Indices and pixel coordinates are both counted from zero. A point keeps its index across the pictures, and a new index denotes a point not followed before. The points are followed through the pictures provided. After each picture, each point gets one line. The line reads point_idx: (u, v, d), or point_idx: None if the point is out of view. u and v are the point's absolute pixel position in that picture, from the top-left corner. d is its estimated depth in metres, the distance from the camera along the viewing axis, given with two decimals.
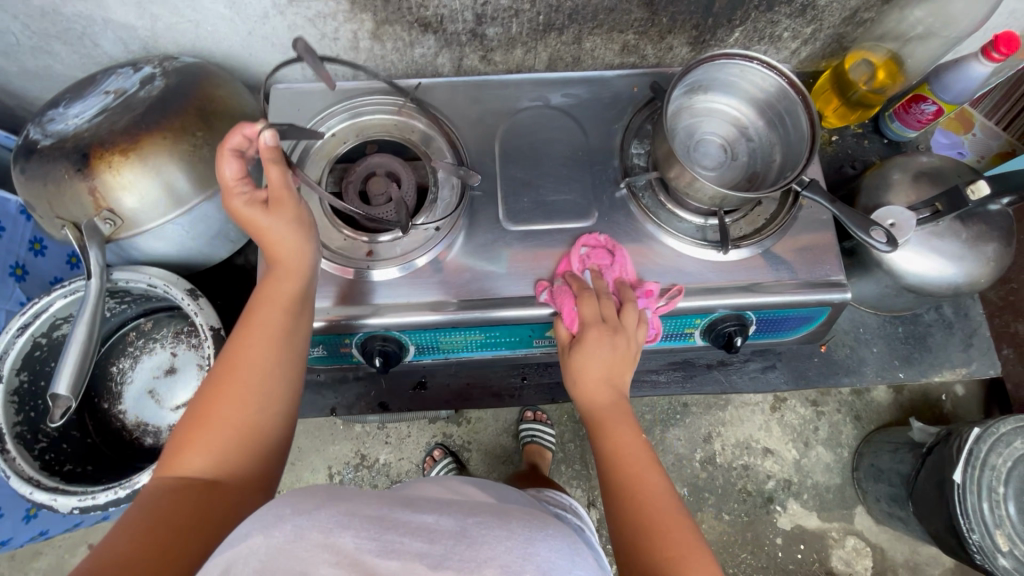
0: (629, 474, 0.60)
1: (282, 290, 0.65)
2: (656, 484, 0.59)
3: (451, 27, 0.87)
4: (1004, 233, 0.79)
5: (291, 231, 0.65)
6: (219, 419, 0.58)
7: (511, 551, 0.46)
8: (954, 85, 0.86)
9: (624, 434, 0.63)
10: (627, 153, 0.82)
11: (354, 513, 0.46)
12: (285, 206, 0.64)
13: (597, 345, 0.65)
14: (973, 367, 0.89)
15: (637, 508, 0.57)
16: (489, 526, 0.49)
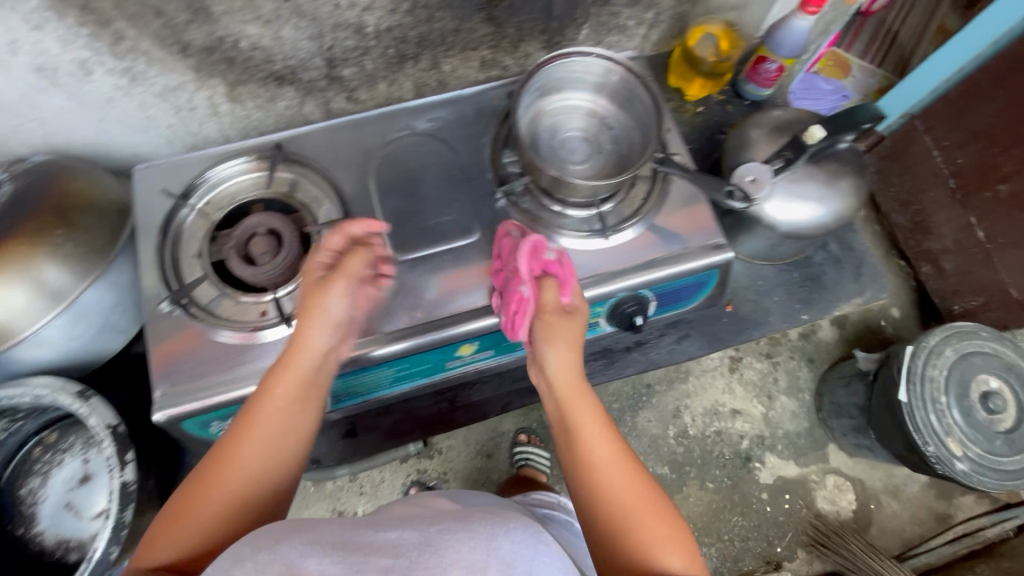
0: (598, 447, 0.62)
1: (303, 371, 0.64)
2: (626, 467, 0.61)
3: (306, 76, 0.88)
4: (856, 168, 0.85)
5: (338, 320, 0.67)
6: (206, 503, 0.55)
7: (474, 550, 0.47)
8: (786, 41, 0.92)
9: (593, 410, 0.64)
10: (499, 162, 0.84)
11: (317, 543, 0.48)
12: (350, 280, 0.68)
13: (555, 328, 0.68)
14: (867, 293, 0.95)
15: (608, 484, 0.60)
16: (452, 531, 0.51)
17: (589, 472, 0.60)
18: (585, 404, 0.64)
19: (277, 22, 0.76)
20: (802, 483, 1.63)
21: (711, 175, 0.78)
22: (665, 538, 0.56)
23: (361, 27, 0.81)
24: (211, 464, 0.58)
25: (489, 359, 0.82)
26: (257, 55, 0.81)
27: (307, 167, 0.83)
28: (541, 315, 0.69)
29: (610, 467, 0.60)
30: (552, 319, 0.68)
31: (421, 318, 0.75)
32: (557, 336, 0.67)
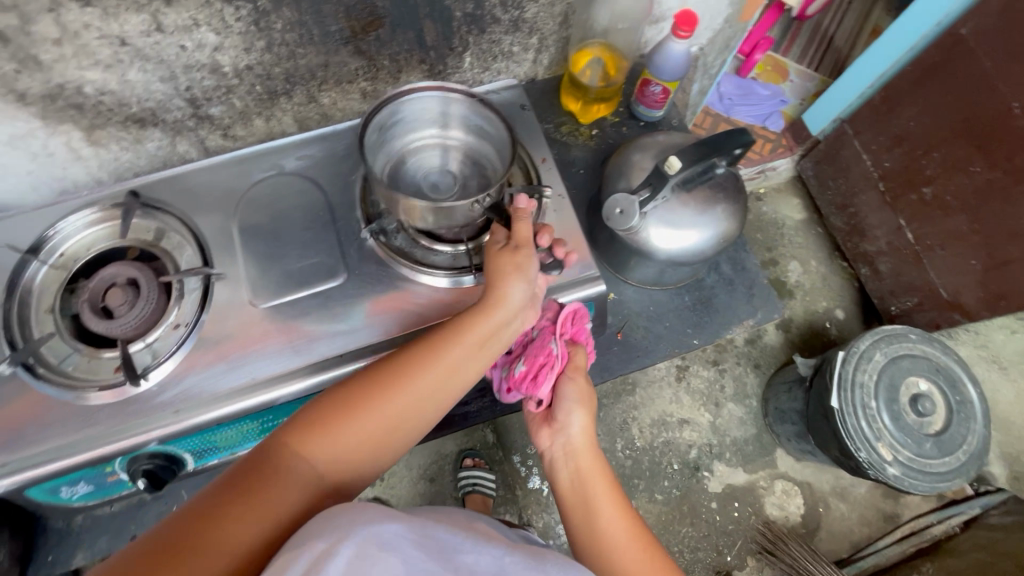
0: (622, 526, 0.69)
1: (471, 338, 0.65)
2: (637, 534, 0.68)
3: (169, 117, 0.85)
4: (732, 192, 0.85)
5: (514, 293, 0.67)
6: (264, 506, 0.50)
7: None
8: (665, 64, 0.91)
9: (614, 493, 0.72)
10: (369, 200, 0.82)
11: (400, 537, 0.47)
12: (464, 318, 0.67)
13: (566, 390, 0.77)
14: (759, 314, 0.94)
15: (632, 556, 0.66)
16: (524, 564, 0.53)
17: (606, 549, 0.67)
18: (598, 478, 0.73)
19: (120, 66, 0.74)
20: (751, 490, 1.62)
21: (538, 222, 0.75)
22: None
23: (217, 67, 0.79)
24: (214, 506, 0.49)
25: None
26: (107, 99, 0.78)
27: (170, 214, 0.81)
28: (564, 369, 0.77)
29: (625, 539, 0.68)
30: (562, 380, 0.78)
31: (282, 370, 0.74)
32: (581, 402, 0.77)
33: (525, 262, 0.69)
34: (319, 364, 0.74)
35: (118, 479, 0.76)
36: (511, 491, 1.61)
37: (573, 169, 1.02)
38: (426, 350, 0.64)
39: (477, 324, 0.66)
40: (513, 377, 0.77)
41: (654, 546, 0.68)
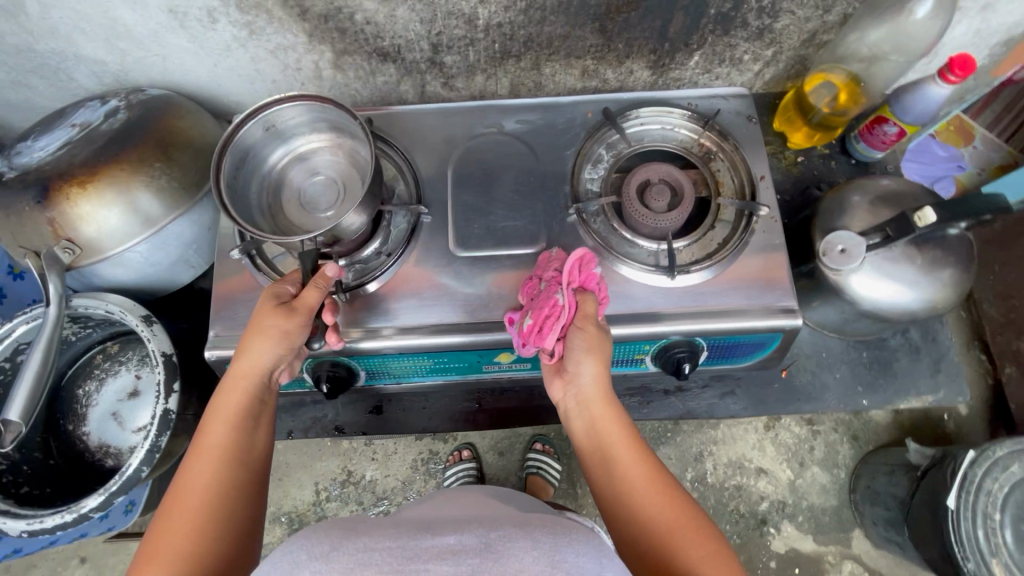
0: (630, 482, 0.60)
1: (239, 390, 0.66)
2: (657, 481, 0.60)
3: (409, 56, 0.89)
4: (962, 259, 0.78)
5: (262, 349, 0.66)
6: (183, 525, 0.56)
7: (539, 561, 0.45)
8: (914, 107, 0.85)
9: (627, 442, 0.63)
10: (580, 178, 0.83)
11: (373, 548, 0.46)
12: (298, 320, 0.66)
13: (578, 348, 0.66)
14: (941, 393, 0.87)
15: (645, 514, 0.58)
16: (513, 537, 0.48)
17: (624, 489, 0.60)
18: (613, 425, 0.64)
19: (394, 2, 0.77)
20: (816, 562, 1.64)
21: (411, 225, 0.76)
22: (706, 561, 0.53)
23: (472, 19, 0.81)
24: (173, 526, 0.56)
25: (526, 371, 0.82)
26: (368, 29, 0.82)
27: (393, 148, 0.85)
28: (576, 325, 0.67)
29: (641, 488, 0.60)
30: (574, 334, 0.66)
31: (470, 318, 0.76)
32: (592, 351, 0.66)
33: (293, 329, 0.66)
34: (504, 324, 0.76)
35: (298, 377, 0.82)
36: (576, 488, 1.62)
37: None
38: (226, 389, 0.66)
39: (232, 397, 0.65)
40: (520, 332, 0.68)
41: (676, 491, 0.60)
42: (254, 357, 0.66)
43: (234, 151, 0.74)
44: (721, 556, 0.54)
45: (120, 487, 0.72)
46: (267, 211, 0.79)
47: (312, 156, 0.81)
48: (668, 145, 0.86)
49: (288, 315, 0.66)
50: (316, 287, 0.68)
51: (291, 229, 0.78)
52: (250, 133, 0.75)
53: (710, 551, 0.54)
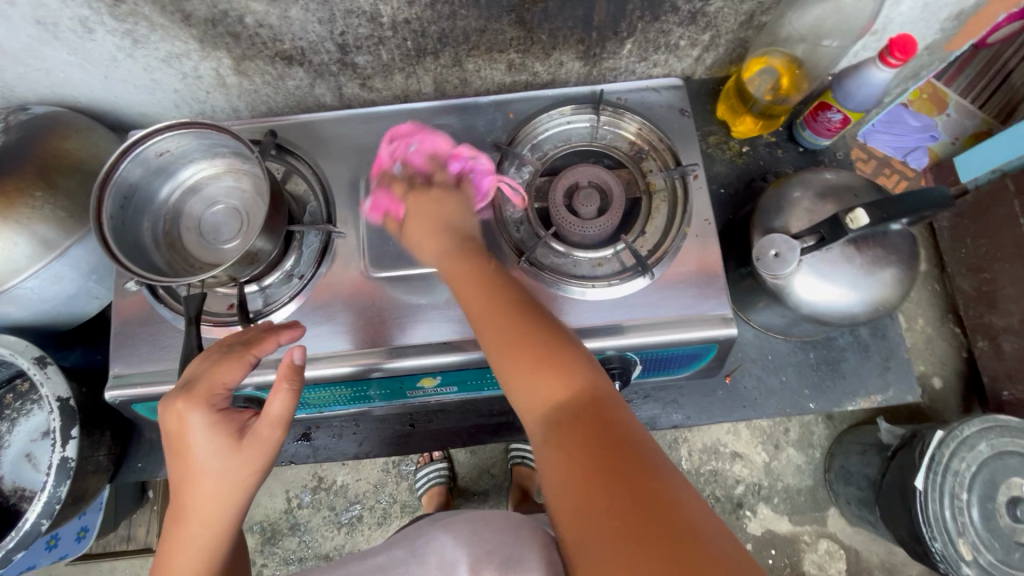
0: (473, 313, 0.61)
1: (202, 542, 0.54)
2: (499, 317, 0.58)
3: (316, 59, 0.82)
4: (904, 256, 0.74)
5: (230, 491, 0.54)
6: None
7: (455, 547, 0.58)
8: (857, 92, 0.79)
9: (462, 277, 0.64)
10: (502, 183, 0.79)
11: None
12: (260, 439, 0.55)
13: (419, 203, 0.70)
14: (891, 392, 0.84)
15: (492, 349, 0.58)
16: (432, 543, 0.61)
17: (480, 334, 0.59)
18: (456, 271, 0.64)
19: (285, 3, 0.70)
20: (792, 541, 1.71)
21: (314, 243, 0.72)
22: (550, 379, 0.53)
23: (375, 16, 0.75)
24: None
25: (452, 394, 0.78)
26: (263, 32, 0.76)
27: (299, 159, 0.81)
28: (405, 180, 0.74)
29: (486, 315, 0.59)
30: (415, 196, 0.71)
31: (385, 345, 0.72)
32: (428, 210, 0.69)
33: (255, 448, 0.55)
34: (423, 349, 0.71)
35: None
36: None
37: (712, 186, 0.93)
38: (181, 543, 0.54)
39: (188, 499, 0.54)
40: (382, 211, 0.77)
41: (519, 318, 0.58)
42: (211, 498, 0.54)
43: (118, 185, 0.67)
44: (572, 359, 0.54)
45: (17, 544, 0.72)
46: (165, 246, 0.73)
47: (210, 183, 0.75)
48: (600, 145, 0.80)
49: (257, 443, 0.55)
50: (278, 398, 0.55)
51: (191, 263, 0.72)
52: (136, 164, 0.68)
53: (553, 368, 0.54)
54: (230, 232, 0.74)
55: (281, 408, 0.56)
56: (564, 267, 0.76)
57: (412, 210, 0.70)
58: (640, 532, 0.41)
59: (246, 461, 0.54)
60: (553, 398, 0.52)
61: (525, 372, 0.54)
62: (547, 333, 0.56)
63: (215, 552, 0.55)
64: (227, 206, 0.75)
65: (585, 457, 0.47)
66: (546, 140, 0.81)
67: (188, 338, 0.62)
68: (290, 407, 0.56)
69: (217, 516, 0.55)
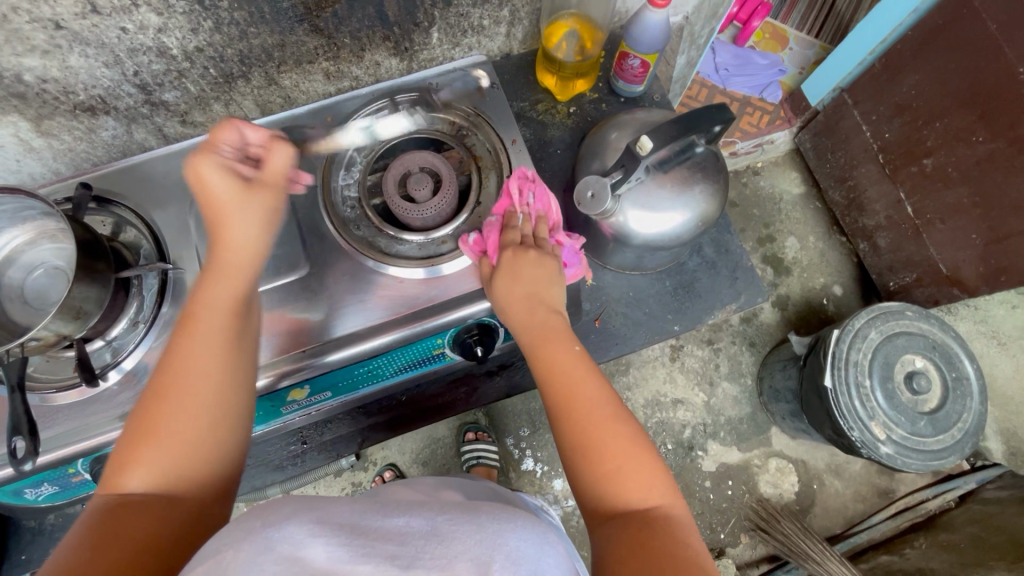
0: (585, 415, 0.62)
1: (225, 293, 0.60)
2: (593, 405, 0.63)
3: (121, 104, 0.81)
4: (712, 172, 0.80)
5: (260, 234, 0.62)
6: (191, 381, 0.56)
7: (477, 542, 0.44)
8: (642, 36, 0.85)
9: (560, 352, 0.66)
10: (332, 187, 0.80)
11: (326, 520, 0.44)
12: (261, 186, 0.62)
13: (518, 267, 0.68)
14: (744, 299, 0.91)
15: (577, 408, 0.63)
16: (458, 521, 0.47)
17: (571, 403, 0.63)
18: (559, 336, 0.67)
19: (59, 51, 0.69)
20: (745, 468, 1.79)
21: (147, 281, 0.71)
22: (625, 457, 0.60)
23: (164, 49, 0.75)
24: (182, 379, 0.56)
25: (330, 400, 0.78)
26: (50, 88, 0.74)
27: (125, 208, 0.79)
28: (505, 247, 0.71)
29: (596, 406, 0.62)
30: (515, 256, 0.69)
31: None
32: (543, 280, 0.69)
33: (258, 197, 0.61)
34: (271, 366, 0.71)
35: (84, 478, 0.74)
36: (509, 473, 1.64)
37: (549, 150, 0.98)
38: (212, 287, 0.60)
39: (217, 246, 0.60)
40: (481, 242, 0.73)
41: (602, 401, 0.63)
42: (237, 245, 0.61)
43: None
44: (653, 467, 0.60)
45: None
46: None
47: (30, 249, 0.73)
48: (421, 132, 0.84)
49: (262, 192, 0.61)
50: (274, 154, 0.62)
51: (19, 333, 0.69)
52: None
53: (638, 470, 0.59)
54: (58, 291, 0.72)
55: (281, 162, 0.63)
56: (415, 253, 0.78)
57: (509, 278, 0.68)
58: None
59: (268, 212, 0.62)
60: (631, 502, 0.58)
61: (603, 476, 0.59)
62: (641, 451, 0.60)
63: (241, 310, 0.61)
64: (47, 267, 0.72)
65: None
66: (368, 138, 0.83)
67: (13, 406, 0.60)
68: (286, 165, 0.63)
69: (249, 255, 0.62)
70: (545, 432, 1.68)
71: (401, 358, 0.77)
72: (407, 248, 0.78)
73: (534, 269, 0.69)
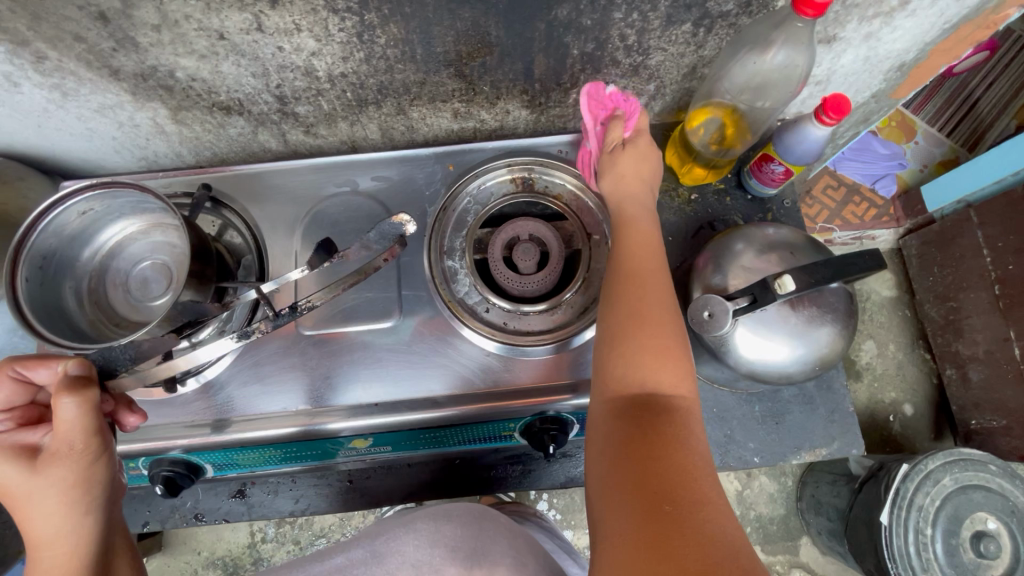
0: (639, 287, 0.59)
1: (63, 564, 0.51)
2: (657, 285, 0.59)
3: (256, 108, 0.81)
4: (840, 314, 0.74)
5: (64, 514, 0.51)
6: None
7: (420, 548, 0.72)
8: (796, 146, 0.79)
9: (640, 235, 0.63)
10: (441, 236, 0.78)
11: None
12: (56, 454, 0.51)
13: (618, 165, 0.69)
14: (836, 446, 0.83)
15: (637, 279, 0.59)
16: (396, 537, 0.75)
17: (633, 279, 0.59)
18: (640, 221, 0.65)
19: (215, 58, 0.70)
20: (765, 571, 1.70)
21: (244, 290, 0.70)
22: (665, 346, 0.55)
23: (310, 70, 0.74)
24: None
25: (387, 453, 0.76)
26: (197, 86, 0.75)
27: (233, 211, 0.78)
28: (603, 152, 0.72)
29: (656, 286, 0.59)
30: (611, 160, 0.70)
31: (300, 407, 0.71)
32: (637, 176, 0.68)
33: (57, 468, 0.51)
34: (298, 415, 0.71)
35: (140, 473, 0.74)
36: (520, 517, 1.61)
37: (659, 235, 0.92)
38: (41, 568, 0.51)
39: (28, 523, 0.51)
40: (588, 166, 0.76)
41: (662, 289, 0.59)
42: (59, 511, 0.51)
43: (41, 245, 0.65)
44: (679, 354, 0.55)
45: None
46: (90, 307, 0.70)
47: (142, 238, 0.73)
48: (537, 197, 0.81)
49: (56, 468, 0.51)
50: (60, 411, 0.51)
51: (118, 323, 0.71)
52: (62, 221, 0.66)
53: (665, 359, 0.54)
54: (159, 289, 0.72)
55: (74, 418, 0.52)
56: (503, 319, 0.75)
57: (612, 181, 0.68)
58: (664, 522, 0.44)
59: (70, 484, 0.52)
60: (651, 386, 0.53)
61: (635, 352, 0.55)
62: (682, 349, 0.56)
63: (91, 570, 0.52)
64: (157, 261, 0.73)
65: (646, 471, 0.47)
66: (481, 195, 0.81)
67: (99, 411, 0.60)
68: (80, 419, 0.52)
69: (64, 546, 0.51)
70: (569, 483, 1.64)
71: (467, 432, 0.74)
72: (496, 312, 0.75)
73: (630, 167, 0.68)
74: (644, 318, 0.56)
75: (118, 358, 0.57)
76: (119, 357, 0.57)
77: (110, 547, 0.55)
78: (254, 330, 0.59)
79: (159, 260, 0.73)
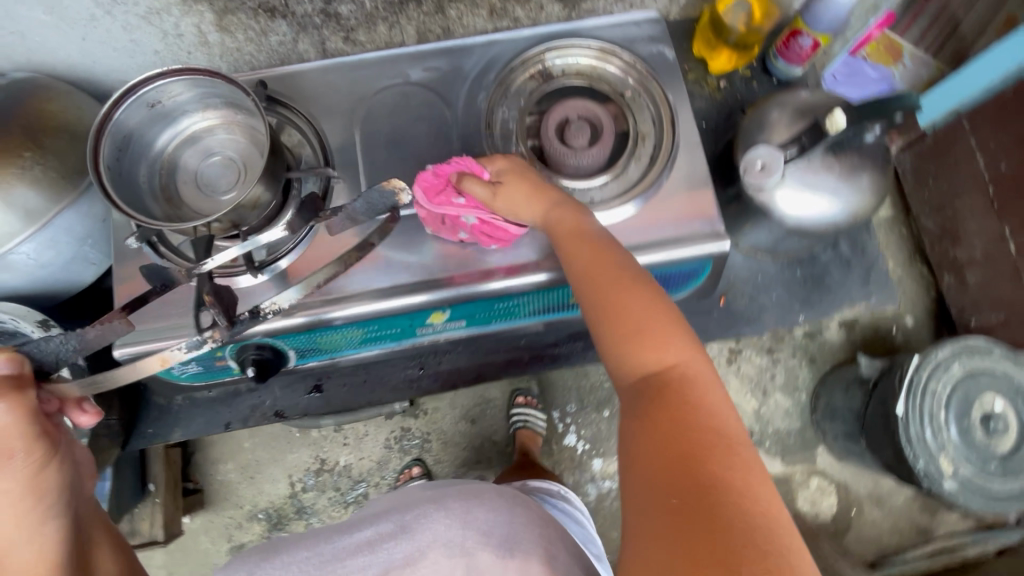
0: (599, 276, 0.58)
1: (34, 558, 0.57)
2: (617, 265, 0.59)
3: (299, 10, 0.82)
4: (877, 163, 0.78)
5: (21, 514, 0.57)
6: None
7: (451, 528, 0.60)
8: (825, 14, 0.83)
9: (578, 219, 0.64)
10: (495, 119, 0.81)
11: (287, 562, 0.62)
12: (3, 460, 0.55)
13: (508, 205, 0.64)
14: (873, 299, 0.90)
15: (595, 271, 0.59)
16: (422, 520, 0.63)
17: (588, 271, 0.59)
18: (576, 210, 0.64)
19: None
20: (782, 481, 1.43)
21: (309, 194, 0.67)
22: (644, 316, 0.55)
23: None
24: None
25: (461, 329, 0.80)
26: None
27: (290, 111, 0.77)
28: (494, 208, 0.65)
29: (614, 267, 0.59)
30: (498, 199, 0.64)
31: (392, 284, 0.72)
32: (532, 193, 0.65)
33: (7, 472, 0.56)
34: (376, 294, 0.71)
35: (224, 364, 0.77)
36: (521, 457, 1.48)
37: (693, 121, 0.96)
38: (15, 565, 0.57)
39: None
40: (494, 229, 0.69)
41: (620, 266, 0.59)
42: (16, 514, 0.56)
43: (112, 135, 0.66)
44: (666, 325, 0.55)
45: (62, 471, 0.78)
46: (163, 200, 0.72)
47: (206, 134, 0.74)
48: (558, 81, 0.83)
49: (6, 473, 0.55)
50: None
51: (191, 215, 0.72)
52: (131, 114, 0.66)
53: (652, 336, 0.54)
54: (226, 184, 0.74)
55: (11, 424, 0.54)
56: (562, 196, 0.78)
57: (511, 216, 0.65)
58: (684, 510, 0.44)
59: (20, 491, 0.56)
60: (647, 369, 0.53)
61: (623, 341, 0.55)
62: (668, 319, 0.55)
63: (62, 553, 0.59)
64: (224, 155, 0.74)
65: (666, 462, 0.47)
66: (526, 83, 0.83)
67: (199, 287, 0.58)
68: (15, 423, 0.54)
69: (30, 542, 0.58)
70: (596, 415, 1.37)
71: (539, 301, 0.77)
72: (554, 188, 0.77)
73: (519, 192, 0.64)
74: (613, 299, 0.56)
75: (60, 352, 0.57)
76: (58, 349, 0.57)
77: (77, 530, 0.63)
78: (213, 334, 0.58)
79: (225, 156, 0.74)
